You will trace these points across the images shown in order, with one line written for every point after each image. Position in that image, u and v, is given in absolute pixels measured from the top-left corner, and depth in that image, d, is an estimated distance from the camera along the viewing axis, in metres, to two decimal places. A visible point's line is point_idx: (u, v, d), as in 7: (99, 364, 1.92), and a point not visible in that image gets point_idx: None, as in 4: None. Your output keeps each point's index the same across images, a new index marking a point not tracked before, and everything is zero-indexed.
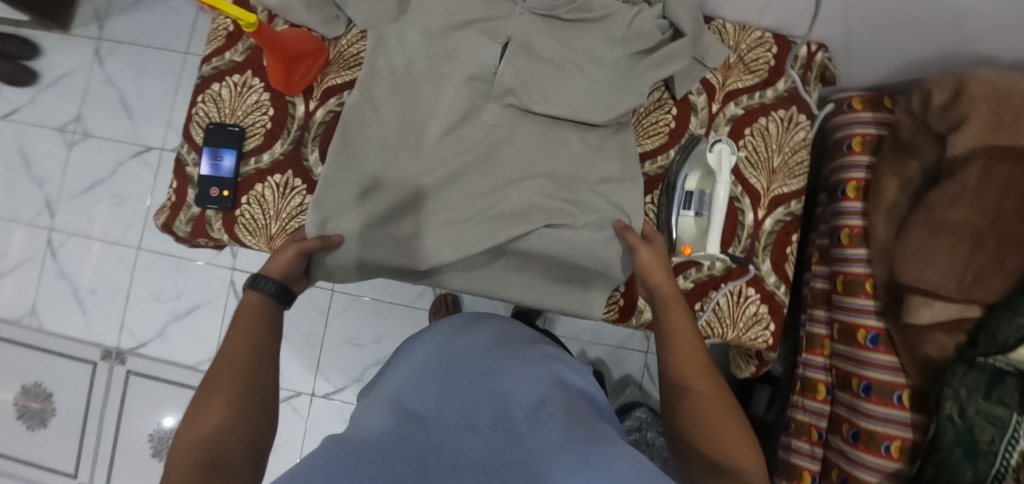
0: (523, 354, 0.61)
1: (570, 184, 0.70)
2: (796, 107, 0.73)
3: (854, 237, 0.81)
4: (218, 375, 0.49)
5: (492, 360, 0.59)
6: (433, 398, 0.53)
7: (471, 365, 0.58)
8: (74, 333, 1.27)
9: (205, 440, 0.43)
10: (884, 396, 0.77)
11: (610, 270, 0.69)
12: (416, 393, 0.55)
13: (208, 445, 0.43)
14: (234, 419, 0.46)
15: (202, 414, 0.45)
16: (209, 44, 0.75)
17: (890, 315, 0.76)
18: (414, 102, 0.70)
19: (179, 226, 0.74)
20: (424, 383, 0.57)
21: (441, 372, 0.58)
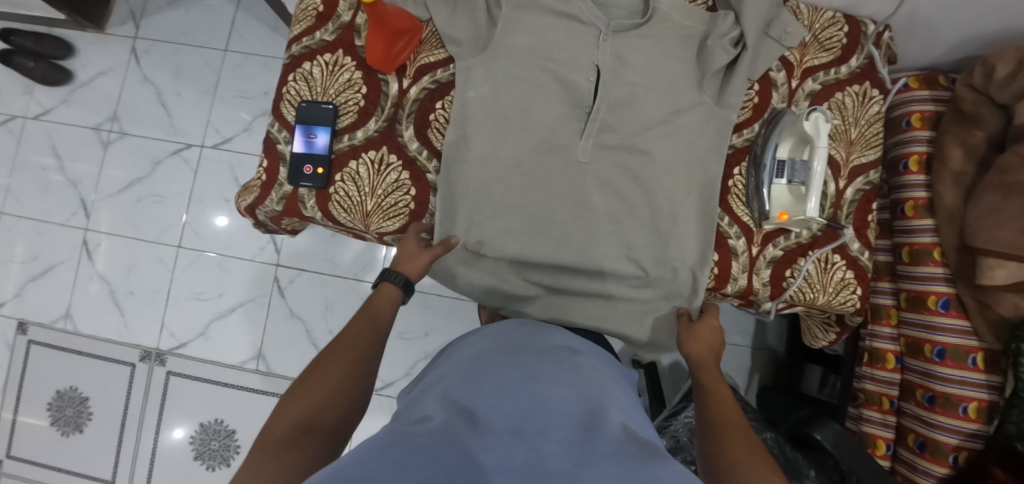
0: (564, 357, 0.60)
1: (664, 156, 0.72)
2: (869, 83, 0.77)
3: (919, 209, 0.85)
4: (329, 353, 0.55)
5: (532, 360, 0.57)
6: (478, 392, 0.50)
7: (512, 360, 0.56)
8: (112, 335, 1.23)
9: (305, 410, 0.48)
10: (958, 359, 0.80)
11: (707, 239, 0.71)
12: (462, 385, 0.52)
13: (306, 416, 0.47)
14: (339, 392, 0.51)
15: (308, 385, 0.50)
16: (298, 25, 0.76)
17: (961, 279, 0.80)
18: (513, 75, 0.71)
19: (270, 205, 0.74)
20: (469, 377, 0.53)
21: (485, 366, 0.55)
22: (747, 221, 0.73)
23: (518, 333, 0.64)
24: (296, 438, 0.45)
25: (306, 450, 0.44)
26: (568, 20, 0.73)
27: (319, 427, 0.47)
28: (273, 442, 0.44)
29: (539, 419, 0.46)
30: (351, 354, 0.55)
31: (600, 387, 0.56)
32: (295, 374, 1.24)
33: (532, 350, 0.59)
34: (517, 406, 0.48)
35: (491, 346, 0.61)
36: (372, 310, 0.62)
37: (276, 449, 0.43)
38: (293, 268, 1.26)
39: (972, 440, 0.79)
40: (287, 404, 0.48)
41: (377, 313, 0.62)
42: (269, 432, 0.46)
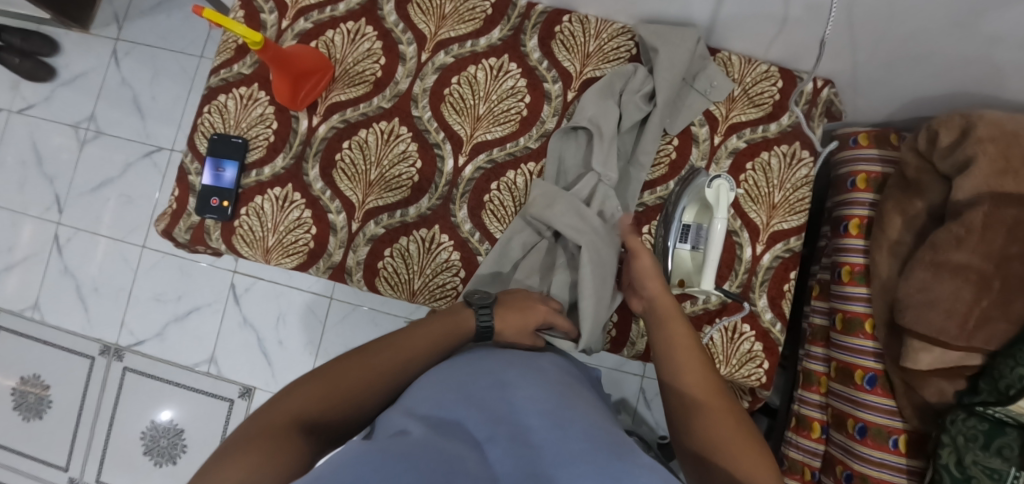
0: (547, 365, 0.54)
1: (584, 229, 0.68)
2: (800, 142, 0.73)
3: (855, 275, 0.80)
4: (363, 355, 0.51)
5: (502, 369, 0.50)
6: (451, 407, 0.43)
7: (483, 363, 0.51)
8: (75, 327, 1.28)
9: (315, 405, 0.44)
10: (879, 439, 0.76)
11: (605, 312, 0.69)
12: (428, 396, 0.45)
13: (315, 409, 0.44)
14: (360, 395, 0.47)
15: (335, 374, 0.48)
16: (219, 56, 0.77)
17: (889, 357, 0.75)
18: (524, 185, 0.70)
19: (179, 233, 0.75)
20: (435, 382, 0.47)
21: (452, 371, 0.49)
22: None
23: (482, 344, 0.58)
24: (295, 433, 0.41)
25: (299, 446, 0.40)
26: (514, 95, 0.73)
27: (321, 427, 0.44)
28: (268, 426, 0.41)
29: (516, 431, 0.41)
30: (387, 371, 0.50)
31: (572, 387, 0.52)
32: (245, 380, 1.26)
33: (498, 354, 0.54)
34: (487, 420, 0.42)
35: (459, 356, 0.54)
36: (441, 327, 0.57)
37: (265, 438, 0.39)
38: (251, 276, 1.29)
39: None
40: (293, 397, 0.45)
41: (442, 335, 0.56)
42: (265, 420, 0.41)
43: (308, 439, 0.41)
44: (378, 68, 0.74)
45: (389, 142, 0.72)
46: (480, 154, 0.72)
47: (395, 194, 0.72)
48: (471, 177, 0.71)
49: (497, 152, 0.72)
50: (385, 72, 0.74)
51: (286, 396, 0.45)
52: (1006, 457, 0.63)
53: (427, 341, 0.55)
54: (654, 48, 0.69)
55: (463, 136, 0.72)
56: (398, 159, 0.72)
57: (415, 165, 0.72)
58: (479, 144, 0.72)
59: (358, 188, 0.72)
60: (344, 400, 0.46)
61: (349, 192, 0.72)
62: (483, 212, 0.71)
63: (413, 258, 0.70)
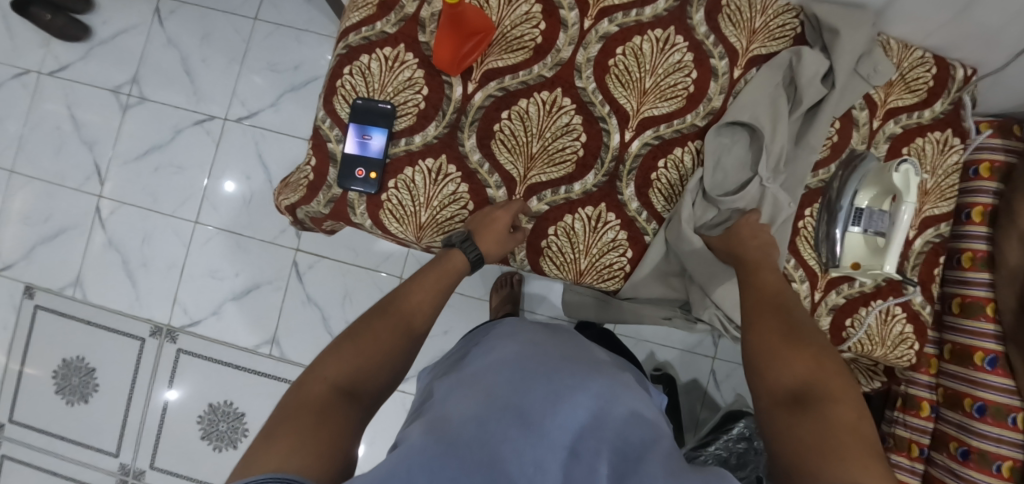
0: (603, 367, 0.59)
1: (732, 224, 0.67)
2: (951, 130, 0.74)
3: (977, 261, 0.83)
4: (380, 326, 0.53)
5: (568, 362, 0.56)
6: (522, 389, 0.49)
7: (549, 363, 0.54)
8: (122, 306, 1.22)
9: (345, 373, 0.48)
10: (999, 417, 0.78)
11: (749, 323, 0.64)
12: (505, 378, 0.52)
13: (347, 379, 0.47)
14: (385, 360, 0.51)
15: (361, 343, 0.51)
16: (357, 11, 0.70)
17: (1013, 340, 0.78)
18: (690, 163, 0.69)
19: (316, 207, 0.69)
20: (510, 376, 0.51)
21: (520, 365, 0.53)
22: (812, 265, 0.71)
23: (550, 341, 0.62)
24: (340, 404, 0.44)
25: (343, 414, 0.43)
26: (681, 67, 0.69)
27: (358, 393, 0.47)
28: (306, 402, 0.44)
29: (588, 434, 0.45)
30: (400, 327, 0.54)
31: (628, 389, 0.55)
32: (309, 362, 1.21)
33: (564, 355, 0.58)
34: (567, 416, 0.46)
35: (529, 342, 0.61)
36: (435, 279, 0.61)
37: (309, 412, 0.42)
38: (314, 254, 1.22)
39: None
40: (315, 375, 0.47)
41: (439, 285, 0.61)
42: (301, 398, 0.44)
43: (349, 404, 0.45)
44: (538, 34, 0.69)
45: (550, 113, 0.68)
46: (647, 130, 0.69)
47: (558, 169, 0.68)
48: (637, 153, 0.69)
49: (664, 129, 0.69)
50: (546, 39, 0.69)
51: (307, 379, 0.47)
52: None
53: (427, 298, 0.59)
54: (832, 28, 0.67)
55: (629, 111, 0.69)
56: (562, 132, 0.68)
57: (579, 138, 0.68)
58: (646, 120, 0.69)
59: (518, 161, 0.68)
60: (370, 368, 0.49)
61: (509, 166, 0.68)
62: (649, 190, 0.69)
63: (578, 237, 0.68)
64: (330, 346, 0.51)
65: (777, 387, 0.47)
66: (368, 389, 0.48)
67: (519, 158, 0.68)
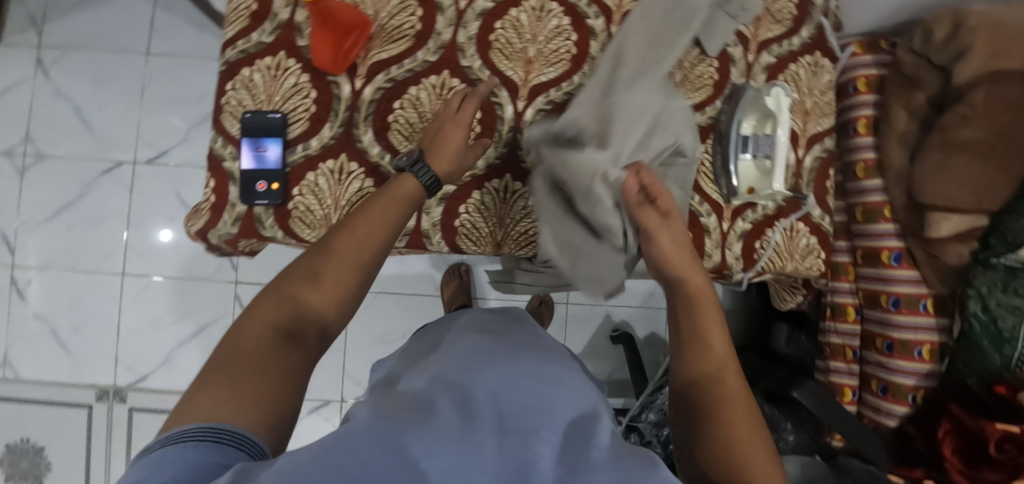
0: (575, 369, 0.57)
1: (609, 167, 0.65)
2: (819, 52, 0.80)
3: (869, 170, 0.89)
4: (332, 263, 0.51)
5: (541, 360, 0.56)
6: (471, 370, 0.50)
7: (520, 365, 0.52)
8: (61, 377, 1.16)
9: (286, 316, 0.47)
10: (911, 307, 0.86)
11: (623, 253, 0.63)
12: (461, 363, 0.53)
13: (289, 321, 0.47)
14: (334, 305, 0.49)
15: (307, 284, 0.49)
16: (231, 26, 0.69)
17: (910, 233, 0.85)
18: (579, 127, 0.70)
19: (223, 228, 0.68)
20: (480, 374, 0.49)
21: (492, 366, 0.51)
22: (716, 197, 0.74)
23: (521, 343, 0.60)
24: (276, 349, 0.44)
25: (280, 360, 0.43)
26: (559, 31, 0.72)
27: (297, 337, 0.46)
28: (244, 347, 0.43)
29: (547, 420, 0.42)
30: (354, 261, 0.52)
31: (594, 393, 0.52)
32: None
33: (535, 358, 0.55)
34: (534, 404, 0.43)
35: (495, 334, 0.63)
36: (382, 214, 0.55)
37: (240, 361, 0.42)
38: (255, 283, 1.19)
39: (927, 380, 0.86)
40: (250, 317, 0.46)
41: (397, 209, 0.57)
42: (236, 344, 0.44)
43: (286, 349, 0.45)
44: (416, 21, 0.70)
45: (442, 97, 0.70)
46: (538, 97, 0.71)
47: None
48: (532, 120, 0.71)
49: (554, 93, 0.71)
50: (425, 24, 0.70)
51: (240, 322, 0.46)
52: None
53: (382, 227, 0.55)
54: None
55: (518, 81, 0.71)
56: None
57: (474, 115, 0.70)
58: (536, 87, 0.71)
59: None
60: (309, 305, 0.48)
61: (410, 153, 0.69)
62: None
63: (489, 211, 0.70)
64: (274, 284, 0.50)
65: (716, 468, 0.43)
66: (307, 334, 0.47)
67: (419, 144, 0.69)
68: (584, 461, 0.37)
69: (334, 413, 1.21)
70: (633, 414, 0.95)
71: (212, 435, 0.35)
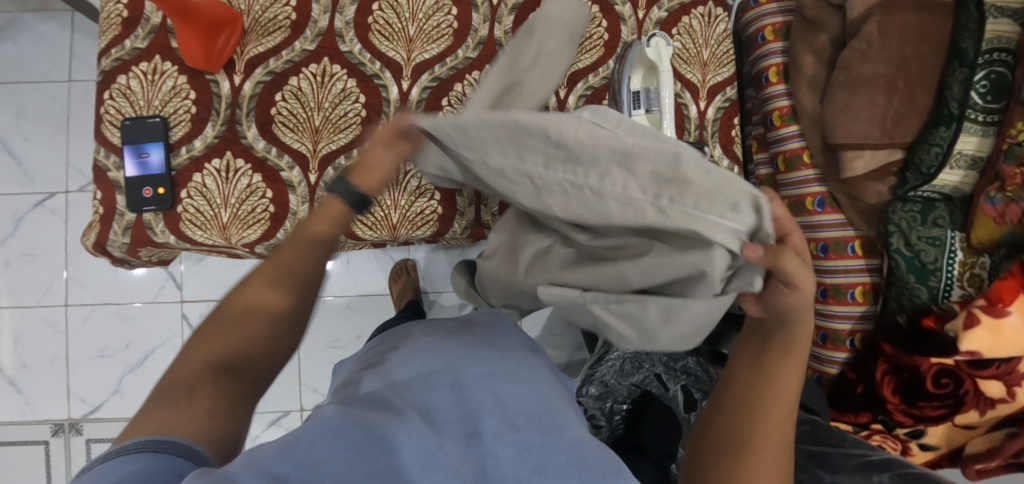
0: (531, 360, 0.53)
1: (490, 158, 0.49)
2: (713, 2, 0.78)
3: (785, 117, 0.87)
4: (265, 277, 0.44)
5: (501, 347, 0.52)
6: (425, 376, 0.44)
7: (472, 354, 0.48)
8: (13, 416, 1.15)
9: (222, 347, 0.40)
10: (840, 251, 0.84)
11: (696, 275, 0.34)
12: (411, 368, 0.46)
13: (223, 353, 0.40)
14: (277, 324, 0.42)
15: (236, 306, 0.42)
16: (103, 34, 0.68)
17: (830, 176, 0.84)
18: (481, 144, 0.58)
19: (116, 239, 0.67)
20: (427, 363, 0.46)
21: (444, 355, 0.47)
22: None
23: (476, 330, 0.57)
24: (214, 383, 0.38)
25: (218, 393, 0.38)
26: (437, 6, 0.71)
27: (239, 368, 0.40)
28: (182, 378, 0.37)
29: (507, 413, 0.38)
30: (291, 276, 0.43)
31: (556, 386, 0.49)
32: None
33: (484, 345, 0.51)
34: (496, 400, 0.40)
35: (447, 330, 0.58)
36: (308, 232, 0.42)
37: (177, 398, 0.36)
38: (201, 300, 1.18)
39: (863, 323, 0.84)
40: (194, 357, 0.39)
41: (323, 234, 0.43)
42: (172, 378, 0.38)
43: (228, 385, 0.39)
44: (291, 11, 0.69)
45: (324, 84, 0.69)
46: (423, 75, 0.71)
47: (346, 134, 0.69)
48: (419, 99, 0.71)
49: (439, 69, 0.71)
50: (300, 14, 0.69)
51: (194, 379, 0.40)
52: (941, 225, 0.76)
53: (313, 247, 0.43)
54: None
55: (401, 61, 0.70)
56: (340, 99, 0.69)
57: (359, 100, 0.69)
58: (419, 65, 0.71)
59: (305, 137, 0.69)
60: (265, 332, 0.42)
61: (296, 144, 0.68)
62: None
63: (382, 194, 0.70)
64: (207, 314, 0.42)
65: None
66: (255, 364, 0.41)
67: (306, 134, 0.69)
68: (537, 460, 0.33)
69: (294, 423, 1.20)
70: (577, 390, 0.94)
71: (154, 447, 0.32)
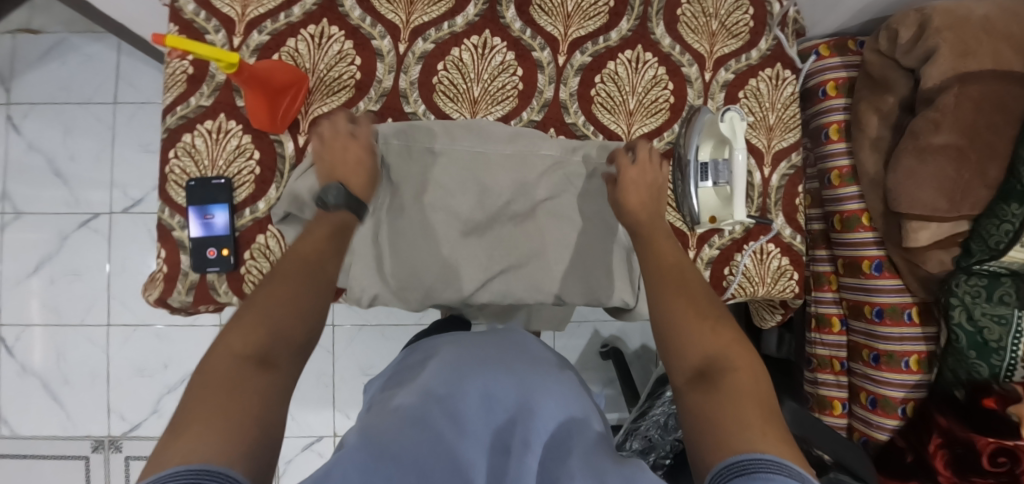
0: (547, 363, 0.59)
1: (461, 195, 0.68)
2: (781, 64, 0.76)
3: (844, 177, 0.86)
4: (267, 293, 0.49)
5: (528, 356, 0.58)
6: (461, 395, 0.48)
7: (503, 363, 0.54)
8: (56, 431, 1.17)
9: (253, 343, 0.43)
10: (896, 317, 0.83)
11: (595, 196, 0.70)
12: (446, 373, 0.52)
13: (256, 348, 0.43)
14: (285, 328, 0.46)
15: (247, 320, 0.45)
16: (167, 91, 0.67)
17: (889, 241, 0.82)
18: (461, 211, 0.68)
19: (178, 297, 0.67)
20: (463, 372, 0.51)
21: (479, 365, 0.53)
22: (680, 226, 0.73)
23: (488, 331, 0.63)
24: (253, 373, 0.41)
25: (255, 391, 0.40)
26: (507, 68, 0.71)
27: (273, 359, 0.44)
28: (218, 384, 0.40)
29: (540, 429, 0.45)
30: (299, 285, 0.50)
31: (577, 393, 0.55)
32: None
33: (510, 352, 0.57)
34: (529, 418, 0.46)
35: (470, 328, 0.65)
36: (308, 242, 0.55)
37: (222, 391, 0.39)
38: None
39: (916, 391, 0.83)
40: (228, 344, 0.43)
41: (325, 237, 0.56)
42: (205, 377, 0.41)
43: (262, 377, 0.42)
44: (356, 70, 0.69)
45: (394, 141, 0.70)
46: None
47: None
48: None
49: None
50: (365, 73, 0.69)
51: (175, 439, 0.35)
52: (1007, 303, 0.74)
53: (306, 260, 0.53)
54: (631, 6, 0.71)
55: None
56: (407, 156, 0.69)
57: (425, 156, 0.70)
58: None
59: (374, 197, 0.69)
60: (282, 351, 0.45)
61: None
62: None
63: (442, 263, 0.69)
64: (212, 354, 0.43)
65: (686, 359, 0.49)
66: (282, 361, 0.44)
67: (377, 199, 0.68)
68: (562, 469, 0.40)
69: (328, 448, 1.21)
70: (618, 442, 0.94)
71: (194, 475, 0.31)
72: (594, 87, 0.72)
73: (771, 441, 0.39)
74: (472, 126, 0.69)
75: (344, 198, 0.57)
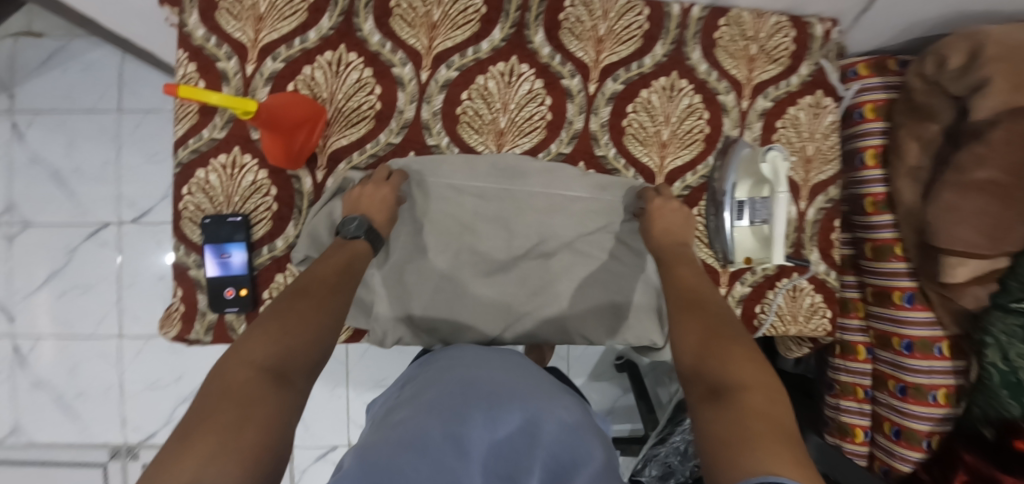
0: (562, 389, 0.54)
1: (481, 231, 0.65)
2: (821, 91, 0.72)
3: (879, 204, 0.84)
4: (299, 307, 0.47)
5: (544, 379, 0.54)
6: (462, 406, 0.44)
7: (518, 381, 0.50)
8: (73, 439, 1.18)
9: (272, 352, 0.41)
10: (926, 350, 0.81)
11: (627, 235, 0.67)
12: (453, 386, 0.48)
13: (275, 358, 0.40)
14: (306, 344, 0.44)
15: (269, 328, 0.43)
16: (179, 123, 0.64)
17: (923, 274, 0.79)
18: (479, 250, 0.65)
19: (196, 336, 0.65)
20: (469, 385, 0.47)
21: (489, 380, 0.49)
22: (712, 262, 0.71)
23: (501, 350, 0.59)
24: (272, 384, 0.38)
25: (271, 401, 0.37)
26: (535, 98, 0.67)
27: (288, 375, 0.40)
28: (229, 389, 0.37)
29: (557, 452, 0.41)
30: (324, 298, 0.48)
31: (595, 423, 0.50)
32: None
33: (526, 374, 0.53)
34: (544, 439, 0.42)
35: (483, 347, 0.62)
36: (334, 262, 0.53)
37: (233, 406, 0.35)
38: None
39: (943, 424, 0.82)
40: (247, 352, 0.41)
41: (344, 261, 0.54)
42: (223, 386, 0.37)
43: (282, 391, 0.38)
44: (376, 100, 0.65)
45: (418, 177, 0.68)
46: None
47: None
48: None
49: None
50: (385, 104, 0.66)
51: (179, 458, 0.31)
52: None
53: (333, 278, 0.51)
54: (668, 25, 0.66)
55: None
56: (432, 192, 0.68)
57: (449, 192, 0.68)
58: None
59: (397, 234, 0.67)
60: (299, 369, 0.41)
61: None
62: None
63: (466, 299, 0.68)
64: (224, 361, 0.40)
65: (700, 382, 0.44)
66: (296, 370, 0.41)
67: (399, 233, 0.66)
68: None
69: None
70: (636, 467, 0.93)
71: None
72: (626, 117, 0.69)
73: (789, 466, 0.32)
74: (496, 157, 0.66)
75: (363, 231, 0.57)
